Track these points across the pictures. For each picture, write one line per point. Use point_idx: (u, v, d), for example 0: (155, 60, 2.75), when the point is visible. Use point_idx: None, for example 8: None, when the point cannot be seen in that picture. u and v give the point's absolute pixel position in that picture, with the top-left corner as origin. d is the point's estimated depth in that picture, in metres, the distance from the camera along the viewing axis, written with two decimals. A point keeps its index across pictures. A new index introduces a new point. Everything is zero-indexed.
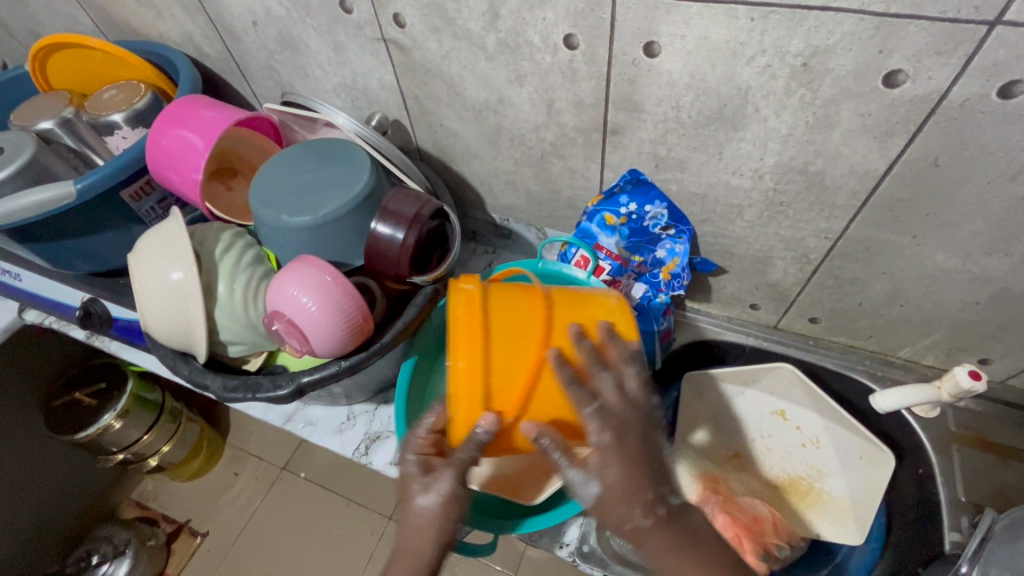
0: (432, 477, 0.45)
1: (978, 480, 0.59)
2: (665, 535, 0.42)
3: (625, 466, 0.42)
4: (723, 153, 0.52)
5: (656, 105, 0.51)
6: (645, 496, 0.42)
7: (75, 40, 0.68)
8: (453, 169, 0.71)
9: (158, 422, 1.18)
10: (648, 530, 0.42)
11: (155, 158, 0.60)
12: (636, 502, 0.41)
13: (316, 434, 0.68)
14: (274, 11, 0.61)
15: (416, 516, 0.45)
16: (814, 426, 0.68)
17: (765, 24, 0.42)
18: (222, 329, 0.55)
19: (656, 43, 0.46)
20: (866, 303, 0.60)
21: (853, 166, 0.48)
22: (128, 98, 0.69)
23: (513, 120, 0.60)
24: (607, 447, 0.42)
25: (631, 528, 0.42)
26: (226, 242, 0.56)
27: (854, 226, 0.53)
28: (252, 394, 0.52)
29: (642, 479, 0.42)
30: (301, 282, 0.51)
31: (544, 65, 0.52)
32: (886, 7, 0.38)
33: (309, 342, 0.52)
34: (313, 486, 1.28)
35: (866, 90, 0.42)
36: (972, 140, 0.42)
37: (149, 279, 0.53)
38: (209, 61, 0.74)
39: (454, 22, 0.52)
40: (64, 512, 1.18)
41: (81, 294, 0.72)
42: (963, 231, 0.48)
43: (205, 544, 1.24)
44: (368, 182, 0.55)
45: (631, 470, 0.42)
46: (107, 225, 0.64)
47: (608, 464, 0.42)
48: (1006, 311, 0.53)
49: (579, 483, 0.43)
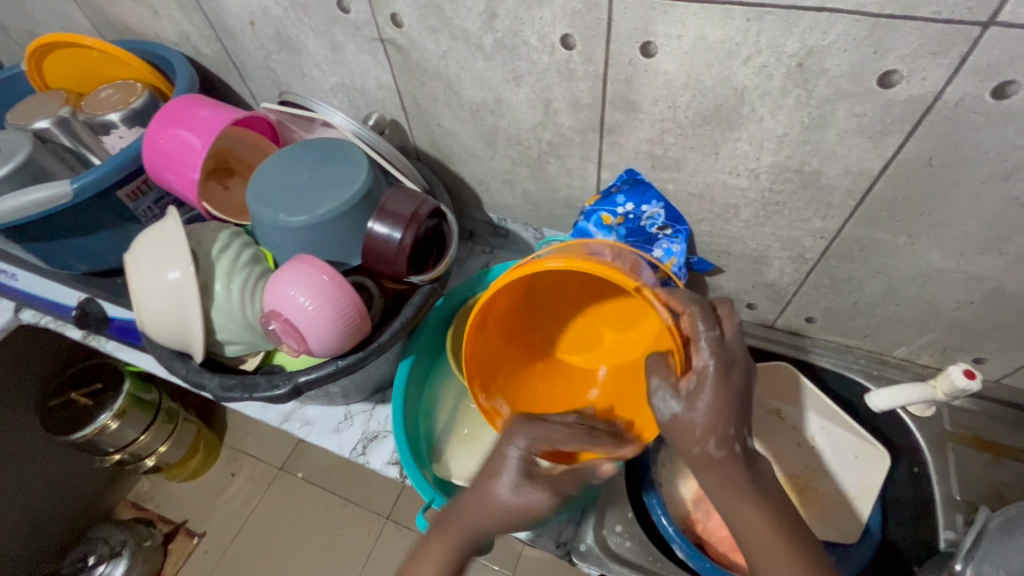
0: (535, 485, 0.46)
1: (973, 478, 0.59)
2: (734, 468, 0.44)
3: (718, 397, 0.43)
4: (719, 153, 0.53)
5: (652, 105, 0.51)
6: (716, 432, 0.43)
7: (71, 39, 0.68)
8: (450, 168, 0.71)
9: (154, 423, 1.17)
10: (719, 461, 0.44)
11: (151, 158, 0.60)
12: (714, 433, 0.43)
13: (313, 434, 0.68)
14: (271, 10, 0.61)
15: (495, 507, 0.46)
16: (808, 424, 0.67)
17: (761, 25, 0.42)
18: (219, 329, 0.55)
19: (653, 43, 0.47)
20: (861, 302, 0.60)
21: (848, 166, 0.48)
22: (125, 98, 0.69)
23: (511, 120, 0.60)
24: (711, 372, 0.43)
25: (699, 453, 0.44)
26: (223, 241, 0.56)
27: (849, 226, 0.53)
28: (249, 394, 0.52)
29: (730, 413, 0.43)
30: (299, 281, 0.51)
31: (541, 65, 0.53)
32: (881, 8, 0.38)
33: (306, 342, 0.51)
34: (311, 486, 1.28)
35: (861, 90, 0.43)
36: (965, 141, 0.43)
37: (146, 278, 0.53)
38: (206, 61, 0.74)
39: (452, 22, 0.53)
40: (60, 512, 1.18)
41: (78, 294, 0.72)
42: (958, 230, 0.49)
43: (202, 545, 1.24)
44: (366, 181, 0.55)
45: (725, 402, 0.43)
46: (103, 225, 0.64)
47: (715, 398, 0.43)
48: (1000, 310, 0.54)
49: (669, 401, 0.44)
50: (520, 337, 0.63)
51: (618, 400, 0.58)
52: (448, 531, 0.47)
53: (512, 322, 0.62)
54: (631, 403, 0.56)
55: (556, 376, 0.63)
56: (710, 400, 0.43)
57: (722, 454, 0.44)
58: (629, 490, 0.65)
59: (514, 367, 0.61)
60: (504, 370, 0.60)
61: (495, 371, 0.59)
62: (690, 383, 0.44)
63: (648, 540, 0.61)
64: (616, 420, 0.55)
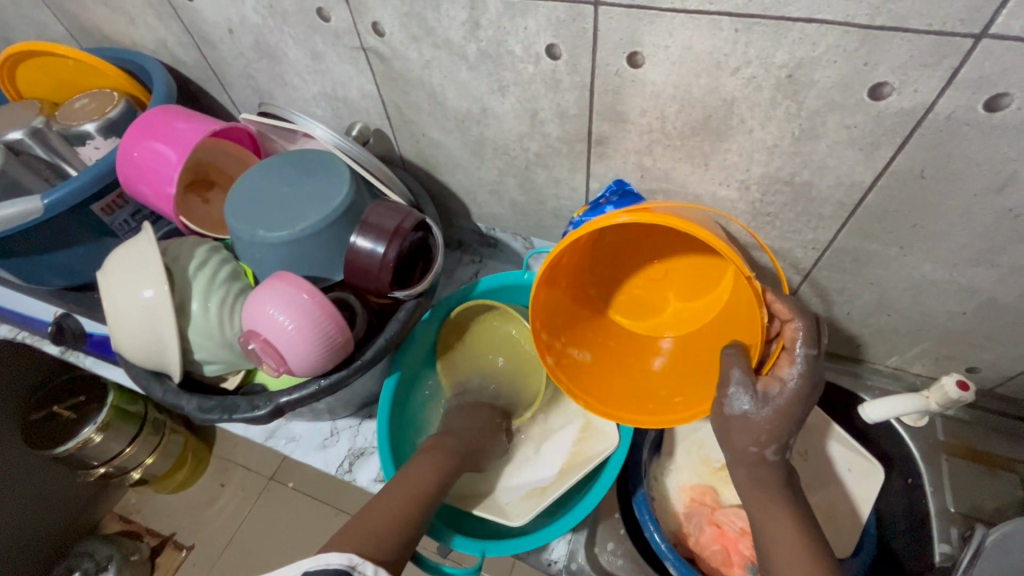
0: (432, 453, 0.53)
1: (967, 490, 0.59)
2: (774, 473, 0.48)
3: (777, 409, 0.46)
4: (709, 164, 0.52)
5: (640, 116, 0.50)
6: (766, 434, 0.47)
7: (44, 48, 0.66)
8: (437, 178, 0.70)
9: (141, 435, 1.15)
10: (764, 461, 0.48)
11: (125, 171, 0.58)
12: (771, 440, 0.47)
13: (299, 451, 0.67)
14: (250, 19, 0.59)
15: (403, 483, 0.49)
16: (805, 441, 0.65)
17: (748, 36, 0.41)
18: (197, 348, 0.53)
19: (640, 54, 0.46)
20: (853, 313, 0.60)
21: (840, 177, 0.47)
22: (100, 108, 0.67)
23: (497, 130, 0.59)
24: (792, 390, 0.46)
25: (754, 452, 0.48)
26: (200, 258, 0.55)
27: (841, 237, 0.52)
28: (228, 416, 0.51)
29: (788, 425, 0.47)
30: (277, 300, 0.50)
31: (526, 75, 0.51)
32: (871, 20, 0.37)
33: (286, 362, 0.50)
34: (302, 496, 1.27)
35: (852, 102, 0.42)
36: (958, 153, 0.42)
37: (119, 297, 0.51)
38: (185, 69, 0.72)
39: (434, 32, 0.51)
40: (43, 528, 1.15)
41: (54, 309, 0.70)
42: (950, 241, 0.48)
43: (190, 558, 1.22)
44: (347, 195, 0.54)
45: (786, 413, 0.46)
46: (78, 240, 0.62)
47: (782, 406, 0.46)
48: (992, 321, 0.53)
49: (739, 399, 0.47)
50: (577, 282, 0.61)
51: (665, 368, 0.58)
52: (421, 469, 0.51)
53: (575, 260, 0.59)
54: (682, 378, 0.57)
55: (606, 329, 0.61)
56: (779, 408, 0.46)
57: (774, 457, 0.48)
58: (621, 504, 0.63)
59: (570, 312, 0.59)
60: (563, 314, 0.59)
61: (552, 320, 0.57)
62: (768, 386, 0.46)
63: (641, 558, 0.59)
64: (660, 396, 0.56)
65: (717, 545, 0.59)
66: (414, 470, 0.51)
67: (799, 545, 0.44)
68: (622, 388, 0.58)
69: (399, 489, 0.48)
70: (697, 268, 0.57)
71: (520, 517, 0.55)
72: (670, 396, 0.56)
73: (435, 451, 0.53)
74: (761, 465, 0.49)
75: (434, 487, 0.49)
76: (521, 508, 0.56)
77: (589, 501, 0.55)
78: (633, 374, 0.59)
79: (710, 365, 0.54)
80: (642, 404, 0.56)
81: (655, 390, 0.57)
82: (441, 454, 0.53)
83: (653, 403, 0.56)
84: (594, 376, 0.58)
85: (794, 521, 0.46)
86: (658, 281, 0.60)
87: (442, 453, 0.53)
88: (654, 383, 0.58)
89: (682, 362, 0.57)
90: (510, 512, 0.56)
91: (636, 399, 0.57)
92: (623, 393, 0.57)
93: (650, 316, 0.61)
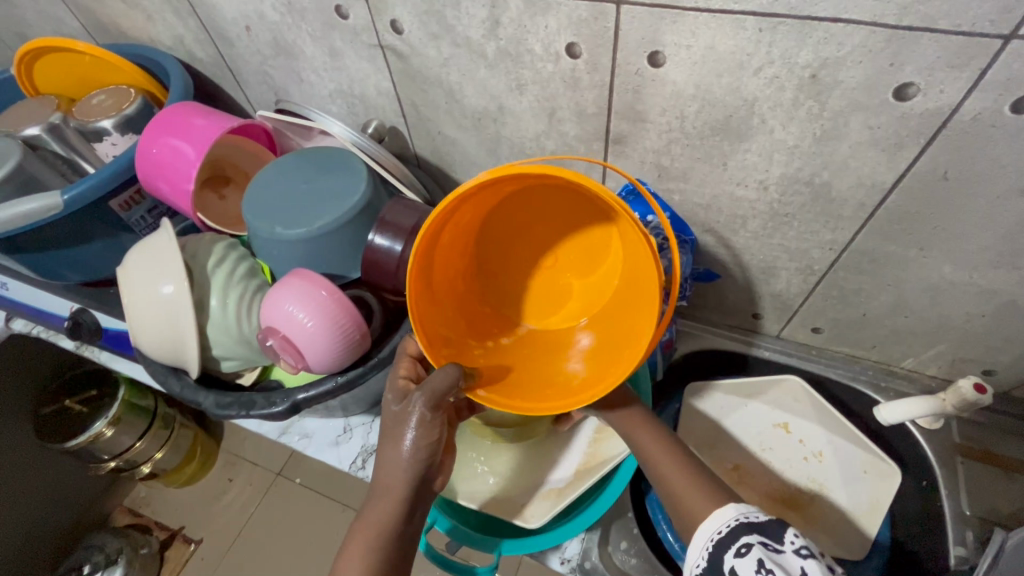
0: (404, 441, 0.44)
1: (982, 493, 0.59)
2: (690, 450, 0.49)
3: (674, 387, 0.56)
4: (727, 164, 0.51)
5: (660, 115, 0.50)
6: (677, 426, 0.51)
7: (62, 44, 0.66)
8: (451, 176, 0.70)
9: (150, 430, 1.15)
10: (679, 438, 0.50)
11: (144, 168, 0.58)
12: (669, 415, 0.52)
13: (312, 447, 0.67)
14: (267, 15, 0.59)
15: (384, 486, 0.44)
16: (816, 440, 0.66)
17: (773, 36, 0.41)
18: (214, 344, 0.54)
19: (661, 53, 0.45)
20: (870, 314, 0.59)
21: (861, 178, 0.47)
22: (117, 104, 0.67)
23: (514, 128, 0.58)
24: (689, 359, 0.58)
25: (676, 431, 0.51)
26: (218, 254, 0.55)
27: (860, 238, 0.52)
28: (246, 411, 0.51)
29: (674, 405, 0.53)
30: (297, 297, 0.50)
31: (545, 74, 0.51)
32: (899, 20, 0.37)
33: (304, 358, 0.51)
34: (309, 491, 1.27)
35: (876, 102, 0.42)
36: (982, 155, 0.41)
37: (139, 292, 0.51)
38: (202, 66, 0.72)
39: (454, 29, 0.51)
40: (55, 520, 1.16)
41: (70, 304, 0.70)
42: (971, 243, 0.48)
43: (199, 552, 1.22)
44: (365, 193, 0.54)
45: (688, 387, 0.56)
46: (97, 236, 0.63)
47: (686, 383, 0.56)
48: (1012, 323, 0.53)
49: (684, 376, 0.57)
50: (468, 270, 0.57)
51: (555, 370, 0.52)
52: (371, 526, 0.43)
53: (460, 242, 0.55)
54: (578, 371, 0.51)
55: (501, 319, 0.58)
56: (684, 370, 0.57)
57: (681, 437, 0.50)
58: (634, 504, 0.63)
59: (457, 301, 0.55)
60: (448, 298, 0.54)
61: (434, 295, 0.51)
62: None
63: (654, 556, 0.59)
64: (555, 386, 0.50)
65: None
66: (366, 526, 0.44)
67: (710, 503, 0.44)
68: (516, 376, 0.51)
69: (374, 511, 0.44)
70: (591, 256, 0.55)
71: (539, 519, 0.55)
72: (570, 382, 0.50)
73: (385, 494, 0.44)
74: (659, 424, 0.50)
75: (404, 502, 0.44)
76: (539, 507, 0.57)
77: (602, 505, 0.56)
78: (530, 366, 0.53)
79: (617, 352, 0.48)
80: (539, 391, 0.49)
81: (547, 380, 0.51)
82: (397, 444, 0.44)
83: (554, 391, 0.49)
84: (482, 364, 0.51)
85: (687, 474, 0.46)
86: (550, 271, 0.57)
87: (391, 499, 0.44)
88: (546, 374, 0.52)
89: (581, 352, 0.53)
90: (528, 510, 0.57)
91: (532, 386, 0.50)
92: (513, 382, 0.50)
93: (545, 309, 0.57)
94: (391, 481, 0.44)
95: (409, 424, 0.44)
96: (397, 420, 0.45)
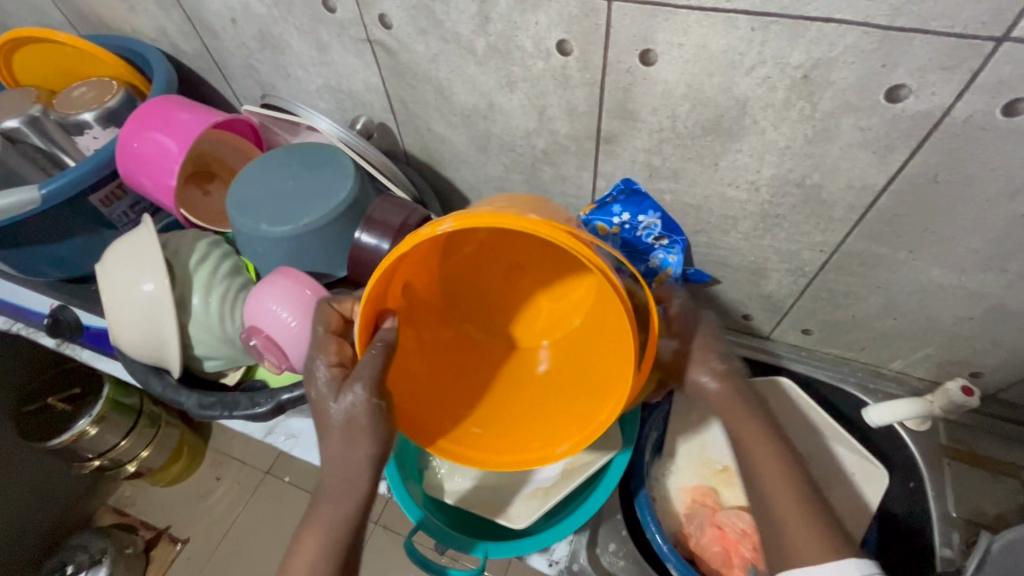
0: (353, 441, 0.40)
1: (969, 495, 0.59)
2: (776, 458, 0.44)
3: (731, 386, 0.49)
4: (718, 164, 0.51)
5: (651, 114, 0.50)
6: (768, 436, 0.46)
7: (42, 34, 0.65)
8: (440, 174, 0.69)
9: (135, 428, 1.13)
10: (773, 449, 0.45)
11: (126, 163, 0.57)
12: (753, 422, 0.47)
13: (298, 448, 0.66)
14: (253, 8, 0.58)
15: (338, 487, 0.41)
16: None
17: (765, 35, 0.40)
18: (197, 343, 0.53)
19: (652, 51, 0.45)
20: (859, 316, 0.59)
21: (851, 180, 0.47)
22: (99, 97, 0.66)
23: (504, 126, 0.58)
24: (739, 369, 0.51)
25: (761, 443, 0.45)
26: (201, 251, 0.54)
27: (850, 240, 0.52)
28: (229, 412, 0.50)
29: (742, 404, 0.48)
30: (280, 296, 0.49)
31: (535, 71, 0.51)
32: (890, 21, 0.37)
33: (287, 358, 0.50)
34: (297, 491, 1.25)
35: (867, 104, 0.41)
36: (972, 158, 0.41)
37: (118, 289, 0.50)
38: (187, 58, 0.71)
39: (443, 25, 0.50)
40: (38, 519, 1.15)
41: (51, 301, 0.69)
42: (960, 246, 0.48)
43: (185, 552, 1.21)
44: (352, 189, 0.53)
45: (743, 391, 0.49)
46: (77, 231, 0.61)
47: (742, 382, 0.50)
48: (998, 327, 0.53)
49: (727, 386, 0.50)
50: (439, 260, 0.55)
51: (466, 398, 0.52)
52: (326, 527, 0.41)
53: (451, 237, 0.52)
54: (484, 410, 0.52)
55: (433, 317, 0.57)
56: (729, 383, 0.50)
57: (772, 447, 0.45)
58: (623, 505, 0.63)
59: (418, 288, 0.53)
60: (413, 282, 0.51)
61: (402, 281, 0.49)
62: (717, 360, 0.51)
63: (643, 559, 0.59)
64: (454, 412, 0.51)
65: (718, 546, 0.57)
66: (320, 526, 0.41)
67: (820, 546, 0.40)
68: (433, 389, 0.52)
69: (330, 508, 0.41)
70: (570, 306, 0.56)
71: (525, 520, 0.54)
72: (472, 420, 0.50)
73: (340, 497, 0.41)
74: (785, 448, 0.45)
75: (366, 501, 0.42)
76: (525, 508, 0.55)
77: (591, 506, 0.55)
78: (444, 379, 0.53)
79: (543, 420, 0.49)
80: (441, 414, 0.50)
81: (456, 404, 0.51)
82: (351, 445, 0.41)
83: (450, 419, 0.50)
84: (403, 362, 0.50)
85: (797, 508, 0.42)
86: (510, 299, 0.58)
87: (348, 500, 0.41)
88: (458, 398, 0.52)
89: (504, 393, 0.53)
90: (513, 510, 0.56)
91: (439, 404, 0.51)
92: (419, 394, 0.50)
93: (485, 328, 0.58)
94: (347, 480, 0.41)
95: (357, 420, 0.40)
96: (337, 419, 0.41)
